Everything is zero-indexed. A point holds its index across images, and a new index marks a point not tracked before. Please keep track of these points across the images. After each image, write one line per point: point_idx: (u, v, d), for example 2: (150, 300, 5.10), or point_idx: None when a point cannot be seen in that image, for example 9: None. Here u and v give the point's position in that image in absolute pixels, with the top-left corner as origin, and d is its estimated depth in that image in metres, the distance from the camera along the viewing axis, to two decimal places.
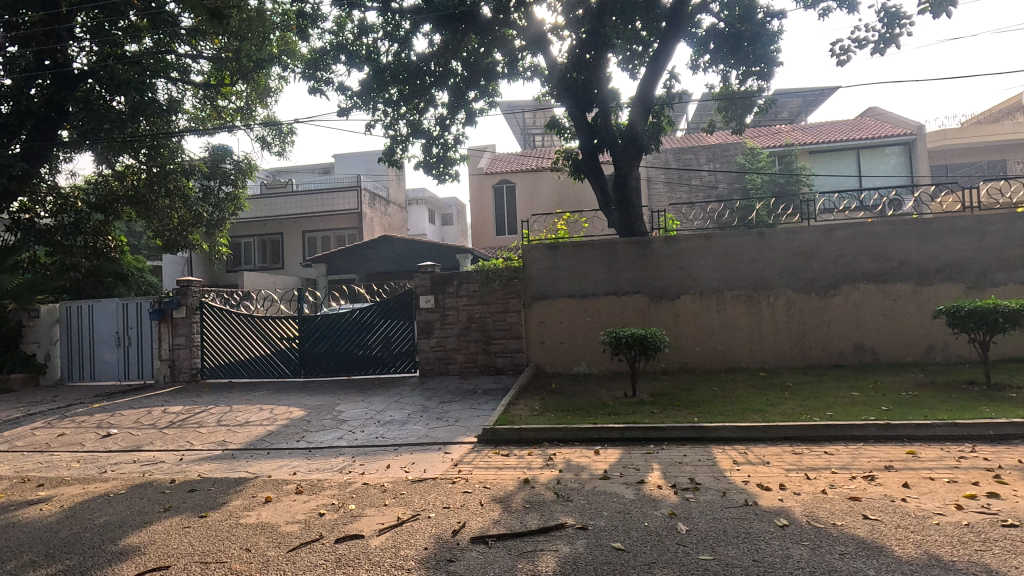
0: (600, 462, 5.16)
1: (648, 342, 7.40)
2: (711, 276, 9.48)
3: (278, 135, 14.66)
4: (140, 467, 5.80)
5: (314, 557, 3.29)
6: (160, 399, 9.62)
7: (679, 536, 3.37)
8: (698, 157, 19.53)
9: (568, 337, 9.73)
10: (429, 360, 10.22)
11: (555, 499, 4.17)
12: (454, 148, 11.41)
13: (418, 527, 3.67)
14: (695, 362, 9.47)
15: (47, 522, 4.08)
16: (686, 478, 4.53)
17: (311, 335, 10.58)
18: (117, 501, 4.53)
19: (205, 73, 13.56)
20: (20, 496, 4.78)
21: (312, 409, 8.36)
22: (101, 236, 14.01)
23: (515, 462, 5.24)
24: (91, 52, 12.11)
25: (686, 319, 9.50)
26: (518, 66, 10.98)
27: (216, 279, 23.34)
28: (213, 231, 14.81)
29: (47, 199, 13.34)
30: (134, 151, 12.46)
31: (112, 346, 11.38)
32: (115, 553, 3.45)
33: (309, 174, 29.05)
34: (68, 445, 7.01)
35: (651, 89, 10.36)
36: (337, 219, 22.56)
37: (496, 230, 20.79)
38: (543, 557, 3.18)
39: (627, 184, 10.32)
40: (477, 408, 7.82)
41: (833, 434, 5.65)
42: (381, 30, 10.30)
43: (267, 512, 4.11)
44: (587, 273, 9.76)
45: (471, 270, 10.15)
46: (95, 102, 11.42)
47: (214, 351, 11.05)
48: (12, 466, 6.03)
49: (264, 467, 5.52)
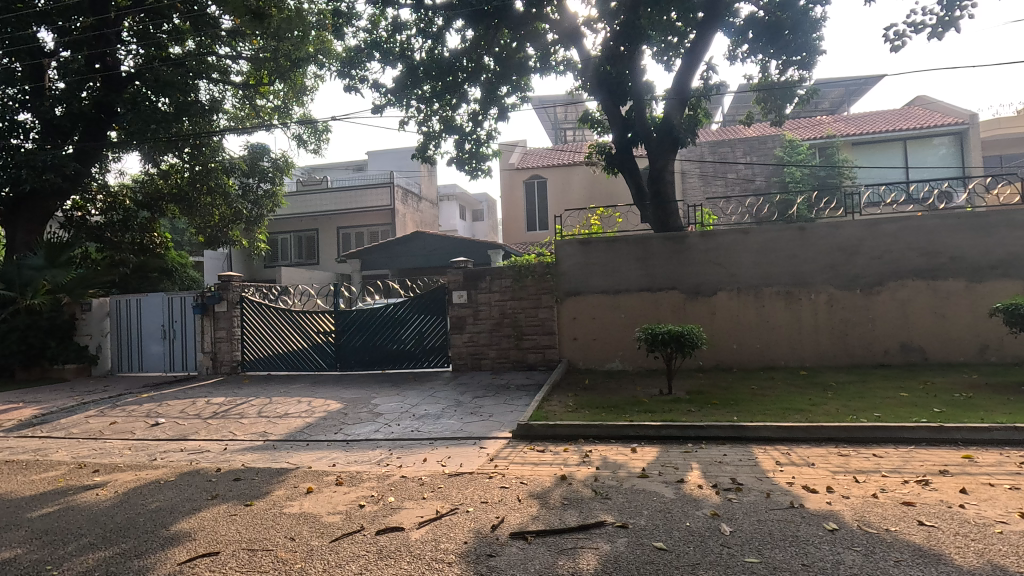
0: (638, 460, 5.09)
1: (684, 338, 7.25)
2: (749, 271, 9.25)
3: (314, 133, 14.98)
4: (186, 456, 6.01)
5: (356, 548, 3.33)
6: (203, 390, 9.93)
7: (723, 538, 3.30)
8: (734, 151, 19.10)
9: (601, 333, 9.65)
10: (462, 355, 10.26)
11: (593, 496, 4.13)
12: (487, 143, 11.41)
13: (457, 522, 3.69)
14: (732, 360, 9.26)
15: (103, 506, 4.26)
16: (727, 478, 4.43)
17: (347, 330, 10.76)
18: (167, 488, 4.70)
19: (245, 74, 13.89)
20: (77, 481, 5.01)
21: (349, 402, 8.50)
22: (148, 233, 14.54)
23: (551, 459, 5.22)
24: (138, 54, 12.59)
25: (722, 316, 9.30)
26: (551, 61, 10.70)
27: (254, 275, 23.91)
28: (252, 227, 15.20)
29: (97, 197, 13.89)
30: (178, 150, 12.88)
31: (158, 339, 11.79)
32: (168, 538, 3.57)
33: (343, 172, 29.51)
34: (120, 432, 7.32)
35: (688, 83, 10.15)
36: (370, 216, 22.87)
37: (527, 225, 20.74)
38: (584, 555, 3.16)
39: (663, 177, 10.17)
40: (510, 403, 7.82)
41: (881, 436, 5.44)
42: (414, 28, 10.37)
43: (309, 502, 4.20)
44: (620, 269, 9.65)
45: (504, 266, 10.16)
46: (142, 103, 11.87)
47: (254, 344, 11.32)
48: (69, 452, 6.33)
49: (305, 459, 5.64)
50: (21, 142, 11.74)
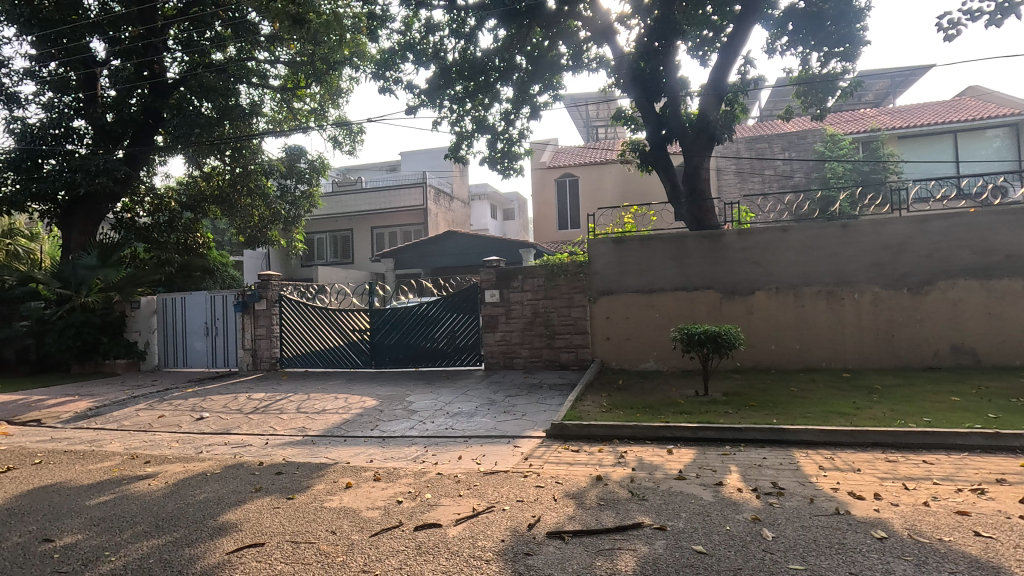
0: (674, 462, 5.01)
1: (722, 339, 7.10)
2: (789, 270, 9.00)
3: (349, 134, 15.29)
4: (230, 449, 6.22)
5: (395, 543, 3.39)
6: (244, 386, 10.23)
7: (766, 543, 3.22)
8: (771, 146, 18.61)
9: (635, 333, 9.55)
10: (494, 354, 10.30)
11: (629, 497, 4.09)
12: (519, 142, 11.41)
13: (493, 519, 3.71)
14: (770, 361, 9.03)
15: (155, 496, 4.45)
16: (768, 483, 4.33)
17: (381, 328, 10.94)
18: (214, 480, 4.88)
19: (283, 78, 14.25)
20: (131, 471, 5.25)
21: (384, 399, 8.65)
22: (192, 233, 15.02)
23: (586, 459, 5.20)
24: (181, 61, 13.07)
25: (760, 315, 9.08)
26: (583, 58, 10.78)
27: (291, 274, 24.53)
28: (290, 228, 15.61)
29: (145, 199, 14.44)
30: (220, 152, 13.34)
31: (201, 336, 12.22)
32: (217, 528, 3.70)
33: (376, 172, 30.03)
34: (168, 426, 7.62)
35: (724, 77, 9.97)
36: (403, 216, 23.18)
37: (559, 224, 20.66)
38: (622, 556, 3.13)
39: (698, 174, 10.01)
40: (543, 403, 7.81)
41: (931, 442, 5.23)
42: (447, 28, 10.44)
43: (348, 497, 4.29)
44: (655, 268, 9.53)
45: (536, 265, 10.16)
46: (186, 108, 12.34)
47: (292, 341, 11.62)
48: (122, 443, 6.62)
49: (343, 454, 5.76)
50: (75, 148, 12.31)
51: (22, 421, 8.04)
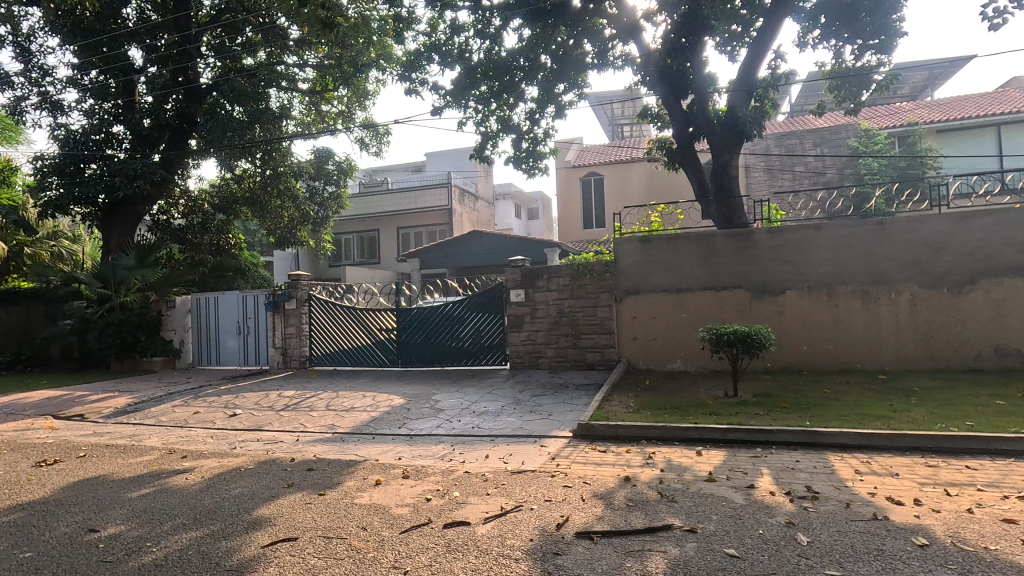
0: (704, 464, 4.95)
1: (752, 339, 6.97)
2: (821, 269, 8.79)
3: (375, 136, 15.48)
4: (262, 445, 6.36)
5: (425, 540, 3.42)
6: (275, 384, 10.45)
7: (801, 548, 3.15)
8: (802, 142, 18.23)
9: (662, 333, 9.45)
10: (519, 353, 10.30)
11: (658, 498, 4.05)
12: (544, 141, 11.40)
13: (521, 519, 3.71)
14: (802, 362, 8.83)
15: (192, 490, 4.59)
16: (801, 486, 4.23)
17: (408, 327, 11.05)
18: (248, 476, 5.00)
19: (311, 81, 14.51)
20: (169, 466, 5.41)
21: (411, 397, 8.73)
22: (224, 235, 15.43)
23: (614, 459, 5.17)
24: (214, 67, 13.42)
25: (791, 315, 8.89)
26: (609, 56, 10.69)
27: (319, 274, 24.97)
28: (318, 229, 15.92)
29: (180, 201, 14.78)
30: (251, 155, 13.69)
31: (234, 335, 12.52)
32: (252, 522, 3.79)
33: (402, 173, 30.36)
34: (203, 422, 7.84)
35: (754, 71, 9.78)
36: (429, 216, 23.36)
37: (584, 223, 20.56)
38: (652, 558, 3.11)
39: (727, 172, 9.86)
40: (569, 403, 7.78)
41: (975, 447, 5.04)
42: (472, 29, 10.47)
43: (378, 494, 4.35)
44: (682, 267, 9.41)
45: (562, 265, 10.13)
46: (218, 112, 12.66)
47: (321, 340, 11.82)
48: (160, 439, 6.84)
49: (372, 452, 5.84)
50: (115, 152, 12.74)
51: (66, 415, 8.37)
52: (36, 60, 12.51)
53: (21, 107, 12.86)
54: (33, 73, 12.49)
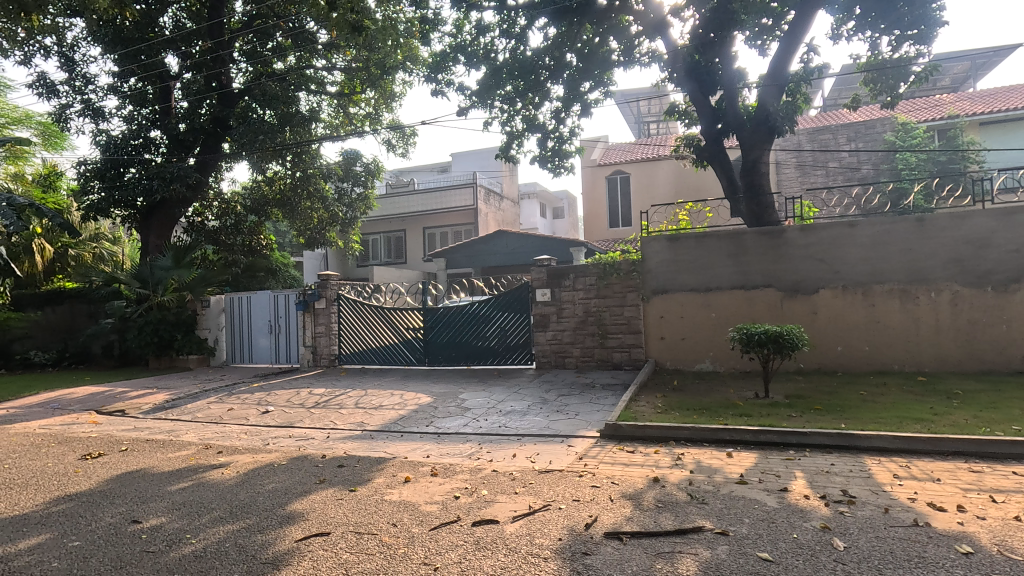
0: (735, 466, 4.86)
1: (784, 340, 6.82)
2: (856, 268, 8.55)
3: (402, 137, 15.68)
4: (294, 442, 6.50)
5: (454, 538, 3.45)
6: (306, 381, 10.66)
7: (837, 554, 3.08)
8: (836, 137, 17.77)
9: (690, 333, 9.32)
10: (545, 353, 10.29)
11: (688, 500, 4.01)
12: (569, 140, 11.35)
13: (549, 518, 3.71)
14: (836, 363, 8.61)
15: (228, 484, 4.72)
16: (837, 490, 4.13)
17: (434, 326, 11.15)
18: (281, 471, 5.12)
19: (340, 84, 14.76)
20: (206, 460, 5.58)
21: (438, 396, 8.80)
22: (256, 236, 15.81)
23: (642, 460, 5.12)
24: (246, 72, 13.76)
25: (825, 315, 8.67)
26: (635, 53, 10.57)
27: (348, 274, 25.39)
28: (347, 229, 16.21)
29: (213, 204, 15.18)
30: (282, 158, 14.03)
31: (266, 333, 12.82)
32: (286, 517, 3.88)
33: (428, 173, 30.65)
34: (237, 418, 8.05)
35: (785, 65, 9.56)
36: (454, 216, 23.51)
37: (610, 222, 20.41)
38: (683, 559, 3.07)
39: (757, 169, 9.68)
40: (596, 403, 7.73)
41: (1022, 453, 4.84)
42: (498, 29, 10.49)
43: (407, 491, 4.40)
44: (711, 265, 9.26)
45: (588, 264, 10.08)
46: (250, 116, 12.99)
47: (350, 338, 12.01)
48: (196, 434, 7.04)
49: (400, 449, 5.91)
50: (152, 156, 13.17)
51: (108, 411, 8.69)
52: (79, 69, 13.01)
53: (65, 114, 13.38)
54: (77, 82, 12.99)
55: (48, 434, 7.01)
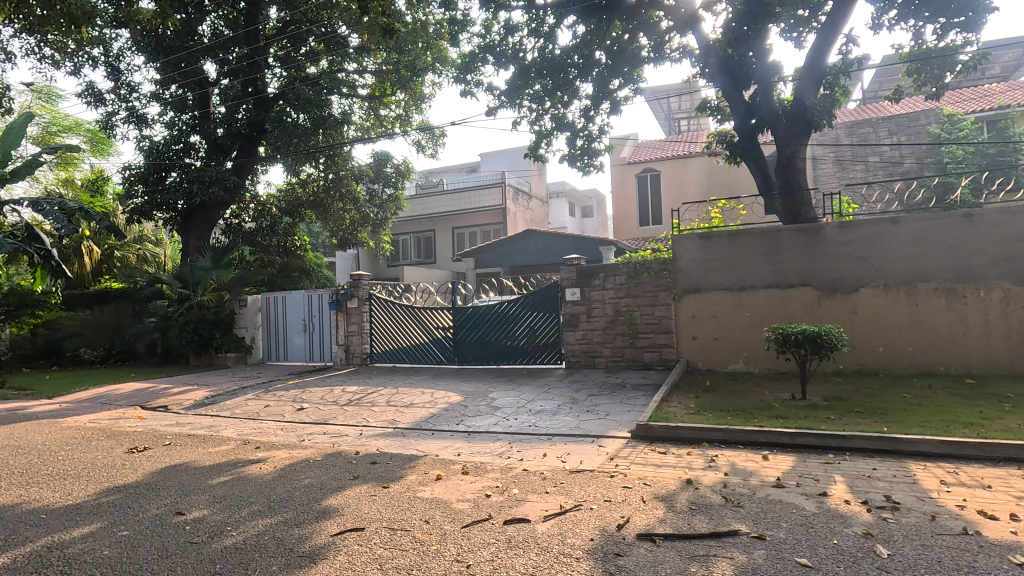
0: (771, 469, 4.75)
1: (822, 340, 6.62)
2: (899, 266, 8.25)
3: (432, 139, 15.83)
4: (329, 438, 6.64)
5: (486, 536, 3.47)
6: (338, 379, 10.87)
7: (881, 561, 2.98)
8: (876, 131, 17.19)
9: (724, 333, 9.14)
10: (575, 353, 10.25)
11: (723, 503, 3.93)
12: (599, 138, 11.27)
13: (581, 518, 3.70)
14: (877, 364, 8.32)
15: (267, 479, 4.86)
16: (880, 496, 3.99)
17: (463, 325, 11.22)
18: (317, 467, 5.24)
19: (371, 86, 14.99)
20: (244, 455, 5.75)
21: (468, 395, 8.86)
22: (290, 237, 16.19)
23: (675, 461, 5.05)
24: (281, 76, 14.10)
25: (866, 314, 8.39)
26: (665, 48, 10.40)
27: (379, 274, 25.81)
28: (378, 229, 16.49)
29: (250, 206, 15.62)
30: (315, 160, 14.37)
31: (300, 332, 13.12)
32: (321, 512, 3.97)
33: (457, 173, 30.89)
34: (273, 415, 8.27)
35: (823, 57, 9.26)
36: (483, 215, 23.62)
37: (640, 220, 20.18)
38: (717, 563, 3.03)
39: (793, 164, 9.43)
40: (627, 403, 7.66)
41: None
42: (526, 28, 10.47)
43: (439, 489, 4.44)
44: (745, 264, 9.07)
45: (618, 263, 9.98)
46: (285, 120, 13.33)
47: (381, 337, 12.19)
48: (235, 430, 7.26)
49: (432, 447, 5.97)
50: (192, 161, 13.62)
51: (152, 406, 9.04)
52: (124, 78, 13.54)
53: (111, 121, 13.95)
54: (122, 90, 13.53)
55: (97, 428, 7.33)
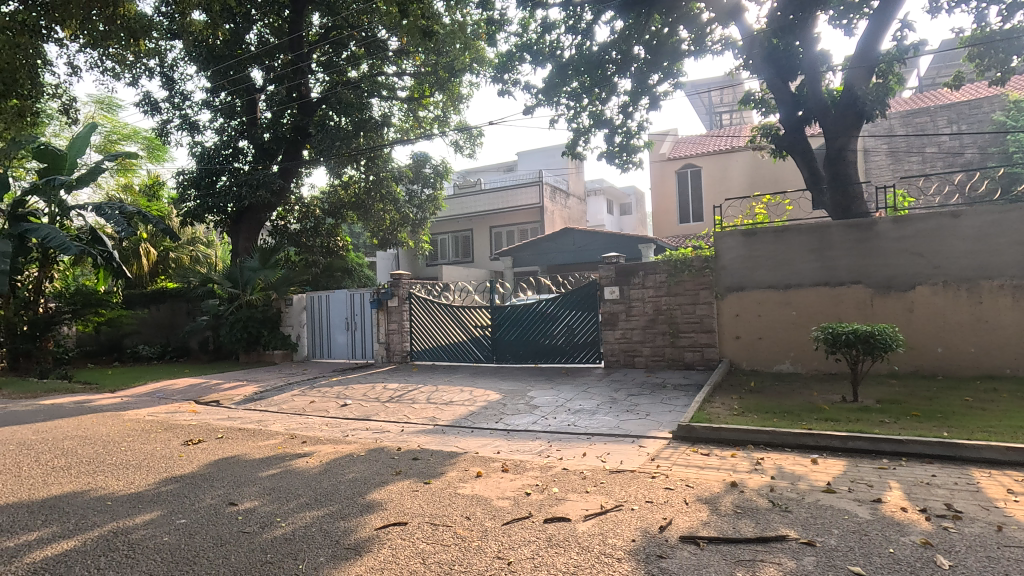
0: (821, 473, 4.58)
1: (874, 340, 6.34)
2: (960, 262, 7.82)
3: (469, 139, 15.96)
4: (371, 434, 6.79)
5: (526, 534, 3.49)
6: (380, 376, 11.09)
7: (942, 572, 2.84)
8: (934, 120, 16.32)
9: (769, 332, 8.88)
10: (614, 352, 10.14)
11: (770, 507, 3.82)
12: (638, 135, 11.12)
13: (622, 518, 3.66)
14: (936, 366, 7.90)
15: (313, 472, 5.00)
16: (940, 504, 3.79)
17: (502, 324, 11.27)
18: (361, 462, 5.36)
19: (409, 88, 15.22)
20: (291, 449, 5.95)
21: (507, 393, 8.89)
22: (333, 238, 16.62)
23: (718, 463, 4.93)
24: (323, 81, 14.50)
25: (923, 314, 7.99)
26: (707, 41, 10.17)
27: (418, 273, 26.23)
28: (417, 229, 16.75)
29: (295, 208, 16.10)
30: (357, 162, 14.76)
31: (343, 330, 13.45)
32: (366, 506, 4.06)
33: (494, 173, 31.04)
34: (318, 410, 8.52)
35: (875, 44, 8.87)
36: (521, 214, 23.65)
37: (680, 217, 19.78)
38: (765, 568, 2.95)
39: (844, 157, 9.08)
40: (668, 403, 7.53)
41: None
42: (564, 25, 10.41)
43: (479, 486, 4.48)
44: (792, 261, 8.78)
45: (658, 261, 9.82)
46: (328, 124, 13.70)
47: (421, 335, 12.37)
48: (282, 425, 7.49)
49: (472, 445, 6.02)
50: (241, 165, 14.15)
51: (206, 401, 9.44)
52: (178, 87, 14.18)
53: (166, 128, 14.62)
54: (176, 98, 14.17)
55: (155, 421, 7.71)
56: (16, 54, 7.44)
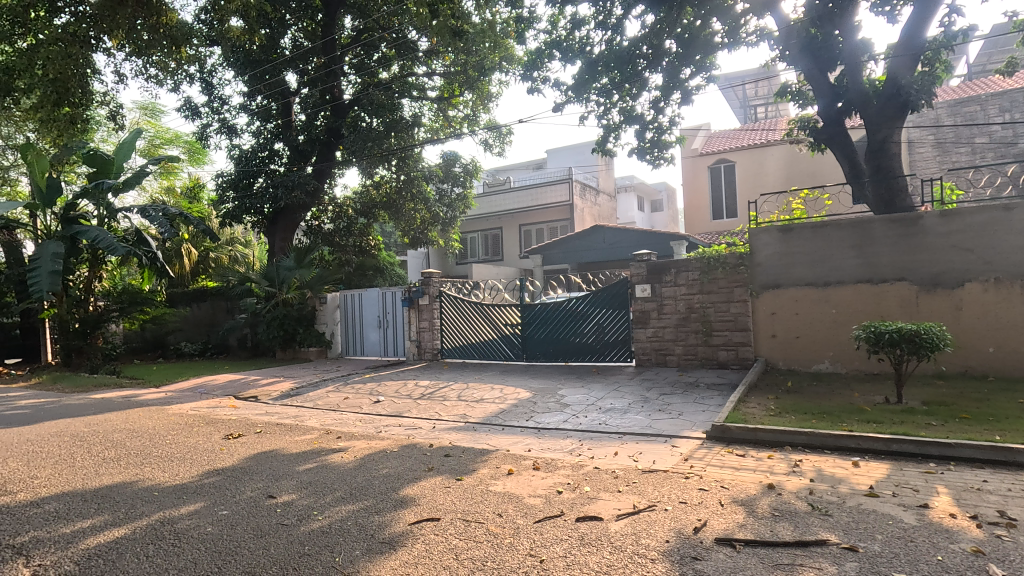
0: (863, 477, 4.43)
1: (920, 338, 6.09)
2: (1013, 257, 7.45)
3: (499, 137, 16.02)
4: (404, 430, 6.89)
5: (558, 532, 3.48)
6: (412, 374, 11.22)
7: None
8: (985, 109, 15.55)
9: (807, 331, 8.63)
10: (646, 350, 10.02)
11: (809, 510, 3.72)
12: (669, 130, 10.95)
13: (655, 519, 3.62)
14: (987, 366, 7.54)
15: (347, 467, 5.10)
16: (992, 511, 3.62)
17: (531, 322, 11.27)
18: (394, 458, 5.45)
19: (439, 88, 15.36)
20: (327, 444, 6.09)
21: (537, 391, 8.89)
22: (366, 237, 16.90)
23: (754, 465, 4.82)
24: (355, 83, 14.75)
25: (972, 312, 7.64)
26: (741, 33, 9.94)
27: (449, 271, 26.45)
28: (447, 228, 16.88)
29: (329, 208, 16.44)
30: (388, 162, 15.01)
31: (375, 328, 13.66)
32: (399, 501, 4.12)
33: (524, 171, 31.06)
34: (352, 406, 8.68)
35: (920, 31, 8.50)
36: (550, 212, 23.59)
37: (713, 213, 19.41)
38: (804, 572, 2.88)
39: (885, 149, 8.76)
40: (701, 403, 7.40)
41: None
42: (594, 21, 10.33)
43: (511, 483, 4.49)
44: (831, 257, 8.51)
45: (690, 258, 9.66)
46: (360, 126, 13.94)
47: (451, 333, 12.48)
48: (318, 420, 7.67)
49: (503, 442, 6.04)
50: (277, 167, 14.55)
51: (244, 397, 9.73)
52: (217, 92, 14.63)
53: (206, 132, 15.12)
54: (215, 103, 14.62)
55: (198, 415, 8.00)
56: (68, 64, 7.81)
